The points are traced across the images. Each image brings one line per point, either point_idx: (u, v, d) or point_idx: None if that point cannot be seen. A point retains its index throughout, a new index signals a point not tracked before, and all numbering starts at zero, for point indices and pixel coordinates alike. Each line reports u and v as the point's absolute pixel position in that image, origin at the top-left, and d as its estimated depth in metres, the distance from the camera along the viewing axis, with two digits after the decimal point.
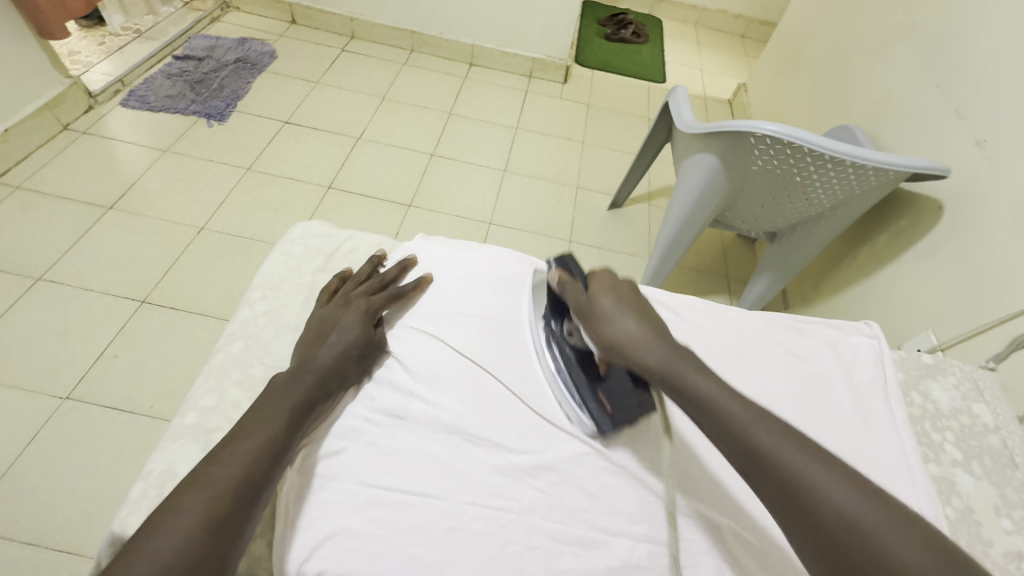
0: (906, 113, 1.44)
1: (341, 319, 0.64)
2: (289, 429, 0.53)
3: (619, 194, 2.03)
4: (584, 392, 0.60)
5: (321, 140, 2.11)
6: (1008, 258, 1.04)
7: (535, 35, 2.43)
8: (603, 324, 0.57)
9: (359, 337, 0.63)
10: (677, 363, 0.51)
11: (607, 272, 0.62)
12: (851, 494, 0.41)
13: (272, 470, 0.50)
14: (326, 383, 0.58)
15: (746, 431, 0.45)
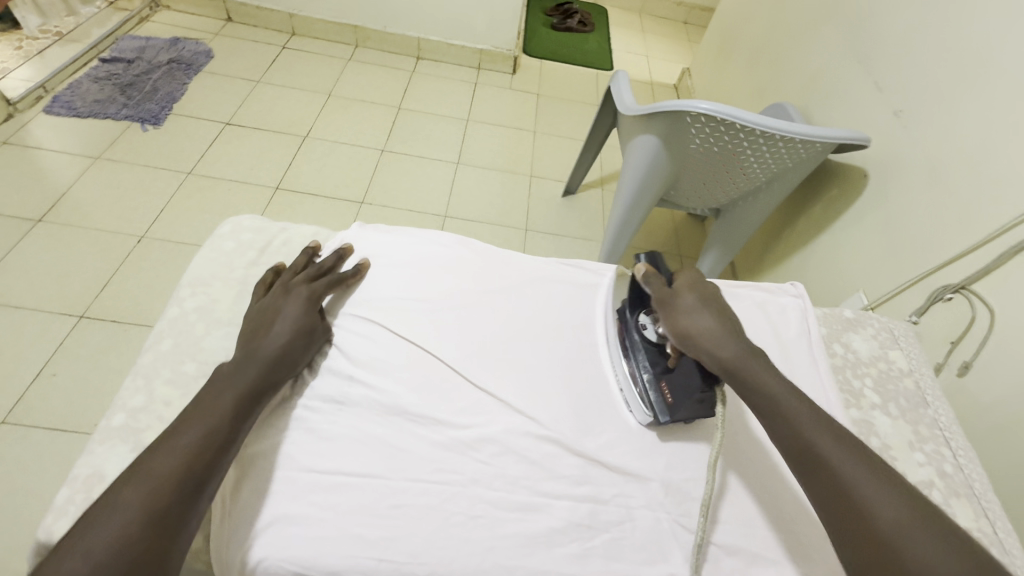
0: (833, 88, 1.51)
1: (283, 307, 0.62)
2: (236, 417, 0.52)
3: (571, 180, 2.06)
4: (647, 380, 0.62)
5: (266, 140, 2.05)
6: (923, 219, 1.11)
7: (480, 25, 2.42)
8: (677, 318, 0.61)
9: (302, 326, 0.61)
10: (749, 364, 0.55)
11: (692, 273, 0.66)
12: (913, 516, 0.44)
13: (219, 457, 0.49)
14: (275, 370, 0.57)
15: (806, 430, 0.51)
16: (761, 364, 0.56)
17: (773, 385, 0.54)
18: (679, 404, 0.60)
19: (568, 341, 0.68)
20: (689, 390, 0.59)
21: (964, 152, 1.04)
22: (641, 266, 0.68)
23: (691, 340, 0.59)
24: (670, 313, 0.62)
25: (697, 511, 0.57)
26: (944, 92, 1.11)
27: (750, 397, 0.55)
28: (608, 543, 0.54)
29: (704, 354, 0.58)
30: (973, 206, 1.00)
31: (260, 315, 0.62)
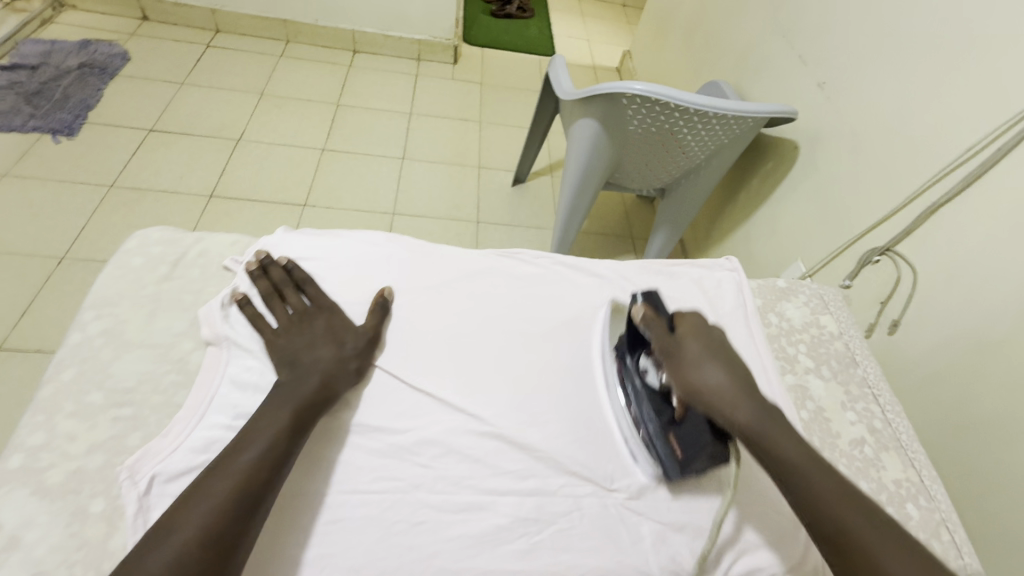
0: (762, 64, 1.55)
1: (319, 327, 0.59)
2: (294, 436, 0.49)
3: (520, 168, 2.04)
4: (654, 432, 0.58)
5: (195, 146, 1.93)
6: (850, 187, 1.16)
7: (416, 15, 2.36)
8: (684, 370, 0.56)
9: (354, 338, 0.59)
10: (766, 424, 0.51)
11: (692, 314, 0.61)
12: None
13: (274, 479, 0.47)
14: (331, 385, 0.54)
15: (824, 500, 0.47)
16: (777, 428, 0.51)
17: (791, 453, 0.50)
18: (690, 459, 0.55)
19: (509, 333, 0.67)
20: (700, 444, 0.54)
21: (881, 120, 1.09)
22: (637, 307, 0.63)
23: (704, 399, 0.54)
24: (676, 365, 0.57)
25: (646, 495, 0.57)
26: (862, 63, 1.16)
27: (768, 467, 0.50)
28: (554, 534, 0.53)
29: (718, 415, 0.53)
30: (893, 171, 1.05)
31: (290, 347, 0.57)
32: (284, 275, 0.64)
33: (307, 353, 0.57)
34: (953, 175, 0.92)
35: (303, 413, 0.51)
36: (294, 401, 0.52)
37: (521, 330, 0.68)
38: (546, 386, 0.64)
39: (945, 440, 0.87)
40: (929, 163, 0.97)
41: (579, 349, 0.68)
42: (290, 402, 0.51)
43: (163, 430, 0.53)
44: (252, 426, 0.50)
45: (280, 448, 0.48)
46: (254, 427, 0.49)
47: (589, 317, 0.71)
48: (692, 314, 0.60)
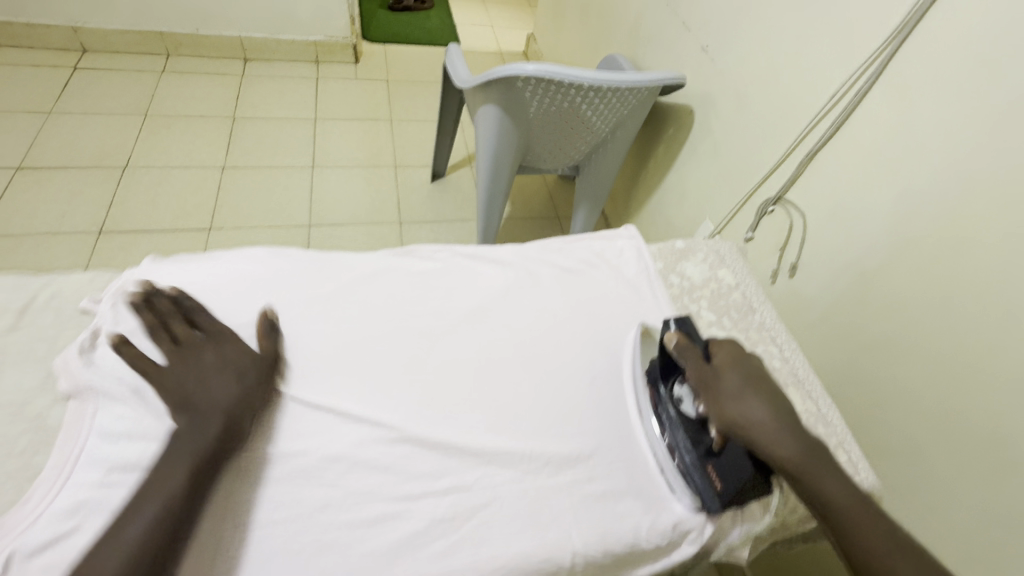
0: (652, 33, 1.59)
1: (204, 369, 0.55)
2: (190, 493, 0.47)
3: (436, 163, 2.01)
4: (692, 463, 0.58)
5: (73, 179, 1.75)
6: (740, 144, 1.22)
7: (306, 15, 2.24)
8: (724, 405, 0.56)
9: (252, 376, 0.55)
10: (809, 462, 0.52)
11: (728, 344, 0.62)
12: None
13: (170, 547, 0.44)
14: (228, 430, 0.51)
15: (869, 548, 0.47)
16: (816, 462, 0.52)
17: (834, 488, 0.50)
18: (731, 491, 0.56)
19: (410, 333, 0.65)
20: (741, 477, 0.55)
21: (759, 77, 1.14)
22: (670, 335, 0.64)
23: (745, 433, 0.55)
24: (714, 399, 0.57)
25: (566, 474, 0.58)
26: (739, 23, 1.20)
27: (813, 504, 0.51)
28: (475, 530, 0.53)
29: (761, 451, 0.54)
30: (774, 124, 1.10)
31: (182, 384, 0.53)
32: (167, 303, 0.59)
33: (199, 399, 0.52)
34: (824, 121, 0.98)
35: (197, 469, 0.48)
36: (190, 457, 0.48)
37: (422, 328, 0.66)
38: (455, 381, 0.62)
39: (845, 367, 0.94)
40: (802, 113, 1.03)
41: (485, 339, 0.67)
42: (181, 460, 0.48)
43: (19, 502, 0.47)
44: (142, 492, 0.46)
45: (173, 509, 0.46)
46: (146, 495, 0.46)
47: (492, 305, 0.70)
48: (727, 345, 0.61)
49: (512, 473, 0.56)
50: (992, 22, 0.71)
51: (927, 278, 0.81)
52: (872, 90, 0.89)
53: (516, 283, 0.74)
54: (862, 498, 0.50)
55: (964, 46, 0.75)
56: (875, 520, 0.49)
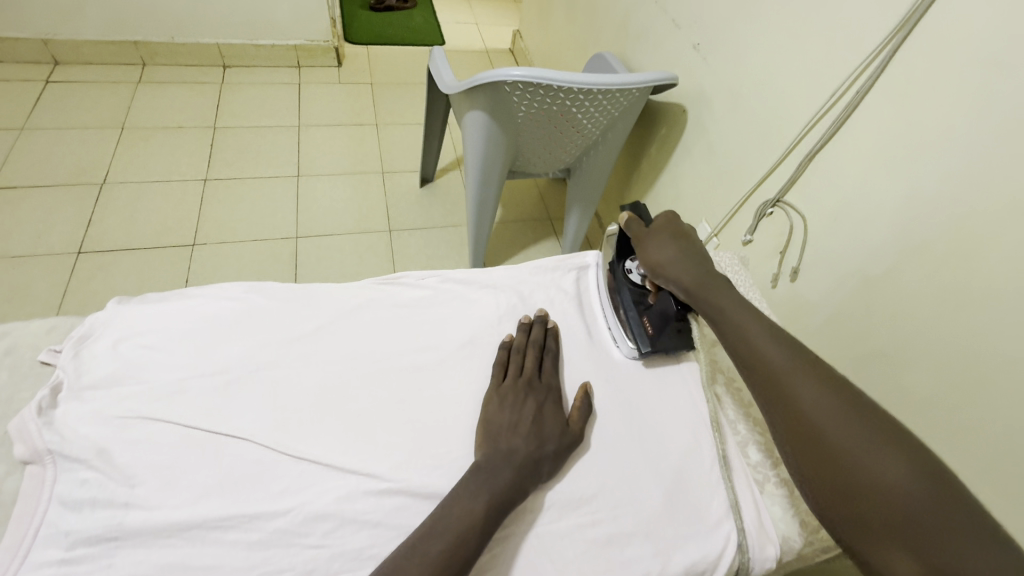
0: (640, 30, 1.55)
1: (525, 406, 0.58)
2: (493, 519, 0.49)
3: (425, 168, 1.95)
4: (630, 315, 0.70)
5: (50, 198, 1.69)
6: (736, 144, 1.18)
7: (285, 19, 2.18)
8: (648, 249, 0.68)
9: (556, 434, 0.57)
10: (709, 285, 0.63)
11: (666, 215, 0.73)
12: (833, 407, 0.48)
13: (465, 566, 0.46)
14: (529, 474, 0.53)
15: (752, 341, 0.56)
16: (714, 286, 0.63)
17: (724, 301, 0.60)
18: (659, 333, 0.66)
19: (397, 371, 0.61)
20: (668, 322, 0.67)
21: (754, 76, 1.11)
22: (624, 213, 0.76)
23: (659, 269, 0.67)
24: (641, 249, 0.70)
25: (567, 518, 0.54)
26: (731, 22, 1.16)
27: (709, 314, 0.62)
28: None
29: (671, 279, 0.66)
30: (771, 125, 1.07)
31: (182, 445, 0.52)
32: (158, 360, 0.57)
33: (506, 438, 0.55)
34: (823, 122, 0.95)
35: (501, 500, 0.50)
36: (495, 485, 0.51)
37: (410, 364, 0.62)
38: (448, 422, 0.58)
39: (851, 375, 0.91)
40: (800, 114, 0.99)
41: (480, 371, 0.63)
42: (486, 489, 0.50)
43: None
44: (451, 504, 0.49)
45: (476, 521, 0.48)
46: (449, 515, 0.48)
47: (484, 333, 0.67)
48: (665, 213, 0.72)
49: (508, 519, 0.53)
50: (998, 21, 0.68)
51: (935, 284, 0.77)
52: (872, 92, 0.86)
53: (509, 309, 0.70)
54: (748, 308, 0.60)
55: (968, 47, 0.72)
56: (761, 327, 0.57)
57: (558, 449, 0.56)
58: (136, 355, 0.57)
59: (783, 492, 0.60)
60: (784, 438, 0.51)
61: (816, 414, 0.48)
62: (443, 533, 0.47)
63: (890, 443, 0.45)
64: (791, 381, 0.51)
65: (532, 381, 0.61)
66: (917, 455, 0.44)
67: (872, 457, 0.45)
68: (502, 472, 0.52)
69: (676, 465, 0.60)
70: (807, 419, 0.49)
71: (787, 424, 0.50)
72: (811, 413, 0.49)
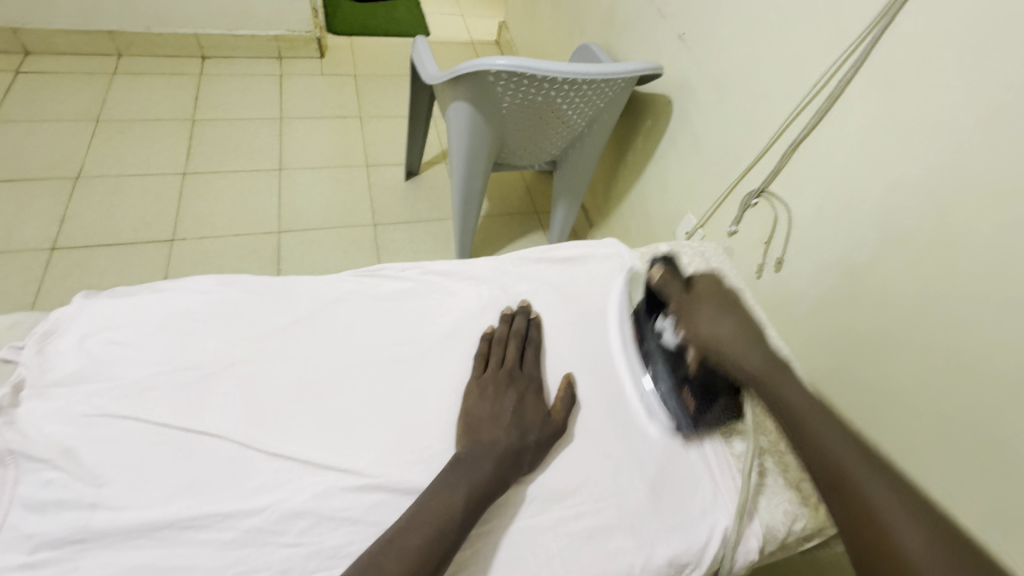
0: (626, 20, 1.53)
1: (506, 396, 0.58)
2: (475, 510, 0.49)
3: (410, 161, 1.93)
4: (667, 388, 0.64)
5: (21, 193, 1.64)
6: (721, 135, 1.18)
7: (266, 9, 2.13)
8: (697, 320, 0.60)
9: (538, 424, 0.56)
10: (776, 372, 0.55)
11: (709, 277, 0.65)
12: (939, 552, 0.41)
13: (446, 557, 0.46)
14: (511, 465, 0.53)
15: (834, 452, 0.48)
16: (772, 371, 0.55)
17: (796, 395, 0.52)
18: (701, 411, 0.61)
19: (377, 364, 0.60)
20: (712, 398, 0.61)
21: (739, 66, 1.10)
22: (656, 269, 0.69)
23: (715, 347, 0.58)
24: (690, 319, 0.61)
25: (550, 511, 0.54)
26: (715, 12, 1.16)
27: (773, 406, 0.54)
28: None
29: (727, 360, 0.57)
30: (756, 115, 1.06)
31: (152, 443, 0.50)
32: (128, 355, 0.55)
33: (488, 430, 0.54)
34: (806, 113, 0.95)
35: (483, 492, 0.50)
36: (476, 477, 0.50)
37: (391, 357, 0.61)
38: (429, 416, 0.57)
39: (835, 364, 0.92)
40: (784, 105, 0.99)
41: (461, 364, 0.62)
42: (467, 480, 0.50)
43: None
44: (431, 496, 0.49)
45: (456, 513, 0.48)
46: (428, 507, 0.48)
47: (465, 326, 0.66)
48: (708, 276, 0.64)
49: (491, 512, 0.53)
50: (979, 9, 0.68)
51: (917, 273, 0.78)
52: (855, 81, 0.86)
53: (491, 301, 0.69)
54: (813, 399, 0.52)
55: (949, 35, 0.72)
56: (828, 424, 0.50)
57: (540, 439, 0.56)
58: (103, 350, 0.55)
59: (766, 481, 0.60)
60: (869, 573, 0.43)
61: (929, 564, 0.41)
62: (423, 525, 0.46)
63: None
64: (886, 510, 0.44)
65: (514, 371, 0.61)
66: None
67: None
68: (483, 463, 0.51)
69: (658, 455, 0.59)
70: (909, 560, 0.41)
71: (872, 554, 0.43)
72: (918, 557, 0.41)
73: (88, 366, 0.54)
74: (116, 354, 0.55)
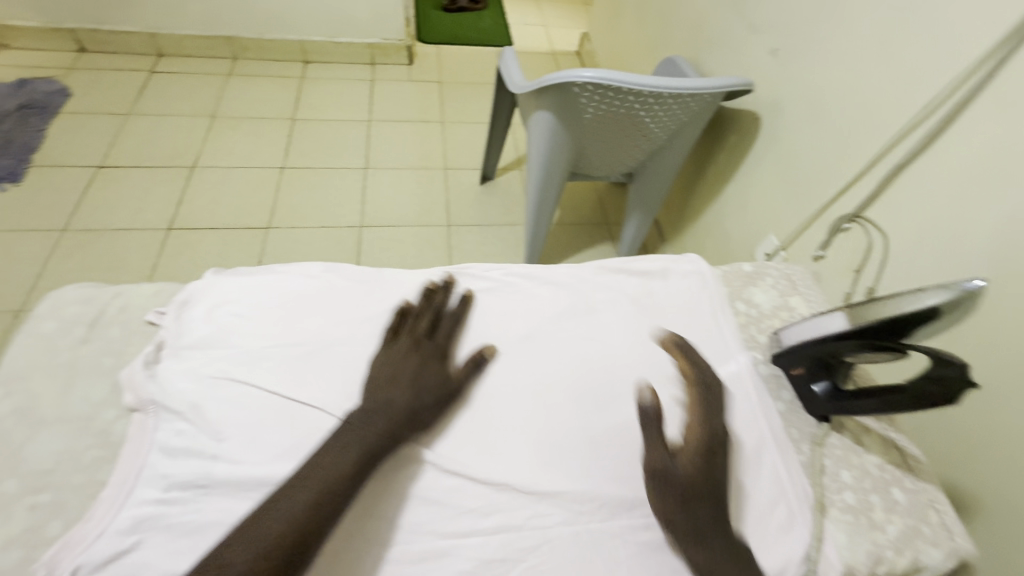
0: (715, 33, 1.50)
1: (408, 361, 0.59)
2: (357, 474, 0.50)
3: (486, 165, 1.99)
4: (801, 356, 0.64)
5: (147, 177, 1.86)
6: (815, 154, 1.12)
7: (365, 19, 2.28)
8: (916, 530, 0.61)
9: (437, 384, 0.58)
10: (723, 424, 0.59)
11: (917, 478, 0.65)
12: None
13: (330, 516, 0.47)
14: (405, 424, 0.54)
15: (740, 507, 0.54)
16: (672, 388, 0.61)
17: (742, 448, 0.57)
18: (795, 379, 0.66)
19: (461, 357, 0.64)
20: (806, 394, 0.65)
21: (836, 85, 1.05)
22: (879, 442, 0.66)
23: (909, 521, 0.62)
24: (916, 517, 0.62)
25: (622, 520, 0.54)
26: (813, 26, 1.11)
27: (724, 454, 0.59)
28: (355, 540, 0.50)
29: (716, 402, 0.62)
30: (853, 137, 1.02)
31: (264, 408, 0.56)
32: (248, 329, 0.62)
33: None
34: (913, 135, 0.89)
35: (366, 455, 0.51)
36: (360, 441, 0.52)
37: (473, 352, 0.64)
38: (505, 412, 0.60)
39: None
40: (888, 126, 0.94)
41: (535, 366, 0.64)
42: (357, 441, 0.52)
43: (87, 514, 0.50)
44: (316, 461, 0.50)
45: (340, 478, 0.49)
46: (315, 469, 0.49)
47: (543, 329, 0.68)
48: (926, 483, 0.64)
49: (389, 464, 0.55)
50: None
51: None
52: (974, 102, 0.80)
53: (569, 307, 0.71)
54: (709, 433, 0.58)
55: None
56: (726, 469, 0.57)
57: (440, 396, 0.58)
58: (228, 321, 0.63)
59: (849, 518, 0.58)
60: None
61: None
62: (307, 485, 0.48)
63: None
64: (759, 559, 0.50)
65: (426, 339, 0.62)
66: None
67: None
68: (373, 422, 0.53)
69: (734, 479, 0.58)
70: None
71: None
72: None
73: (215, 335, 0.61)
74: (238, 327, 0.62)
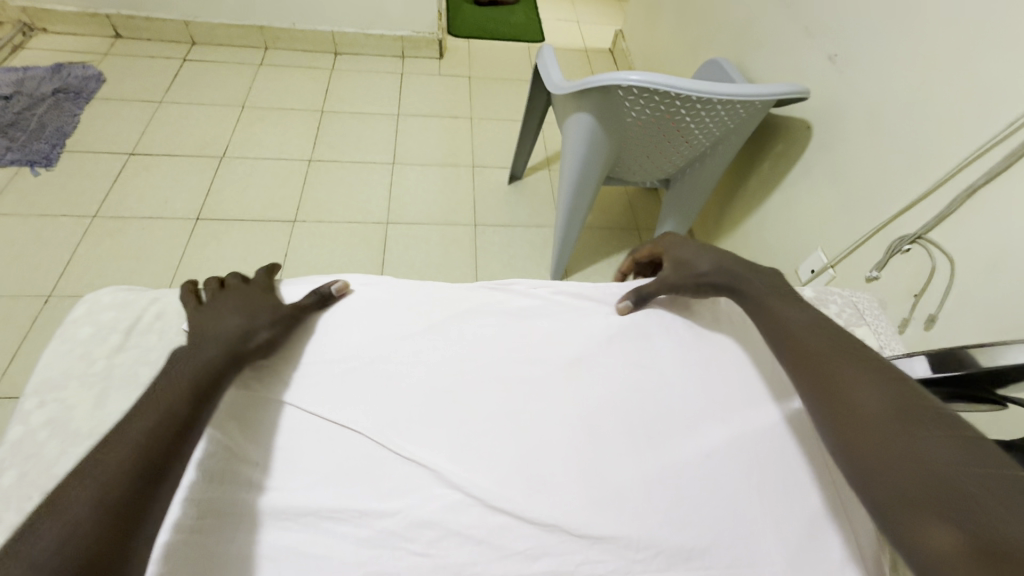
0: (765, 36, 1.43)
1: (223, 300, 0.59)
2: (195, 399, 0.48)
3: (516, 165, 1.94)
4: None
5: (176, 166, 1.85)
6: (876, 166, 1.05)
7: (397, 11, 2.25)
8: None
9: (264, 307, 0.59)
10: (781, 314, 0.56)
11: None
12: (908, 454, 0.39)
13: (179, 442, 0.45)
14: (239, 349, 0.54)
15: (828, 370, 0.48)
16: (783, 304, 0.57)
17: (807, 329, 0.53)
18: None
19: (508, 382, 0.60)
20: None
21: (903, 96, 0.98)
22: None
23: None
24: None
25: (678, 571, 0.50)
26: (875, 30, 1.04)
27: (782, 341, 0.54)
28: (211, 523, 0.47)
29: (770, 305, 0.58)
30: (921, 152, 0.95)
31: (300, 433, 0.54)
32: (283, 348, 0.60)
33: None
34: (993, 153, 0.82)
35: (199, 379, 0.49)
36: (191, 367, 0.50)
37: (521, 377, 0.61)
38: (554, 444, 0.56)
39: None
40: (962, 143, 0.87)
41: (585, 394, 0.60)
42: (187, 366, 0.50)
43: None
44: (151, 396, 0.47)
45: (180, 406, 0.47)
46: (150, 399, 0.47)
47: (592, 353, 0.64)
48: None
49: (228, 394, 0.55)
50: None
51: None
52: None
53: (619, 331, 0.67)
54: (833, 331, 0.52)
55: None
56: (856, 357, 0.48)
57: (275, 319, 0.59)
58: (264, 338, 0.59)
59: None
60: (858, 475, 0.42)
61: (892, 459, 0.40)
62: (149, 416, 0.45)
63: (967, 506, 0.35)
64: (867, 412, 0.43)
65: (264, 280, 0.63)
66: (976, 512, 0.34)
67: (939, 526, 0.35)
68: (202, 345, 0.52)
69: (803, 529, 0.53)
70: (884, 458, 0.40)
71: (862, 459, 0.42)
72: (897, 455, 0.40)
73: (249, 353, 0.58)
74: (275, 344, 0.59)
